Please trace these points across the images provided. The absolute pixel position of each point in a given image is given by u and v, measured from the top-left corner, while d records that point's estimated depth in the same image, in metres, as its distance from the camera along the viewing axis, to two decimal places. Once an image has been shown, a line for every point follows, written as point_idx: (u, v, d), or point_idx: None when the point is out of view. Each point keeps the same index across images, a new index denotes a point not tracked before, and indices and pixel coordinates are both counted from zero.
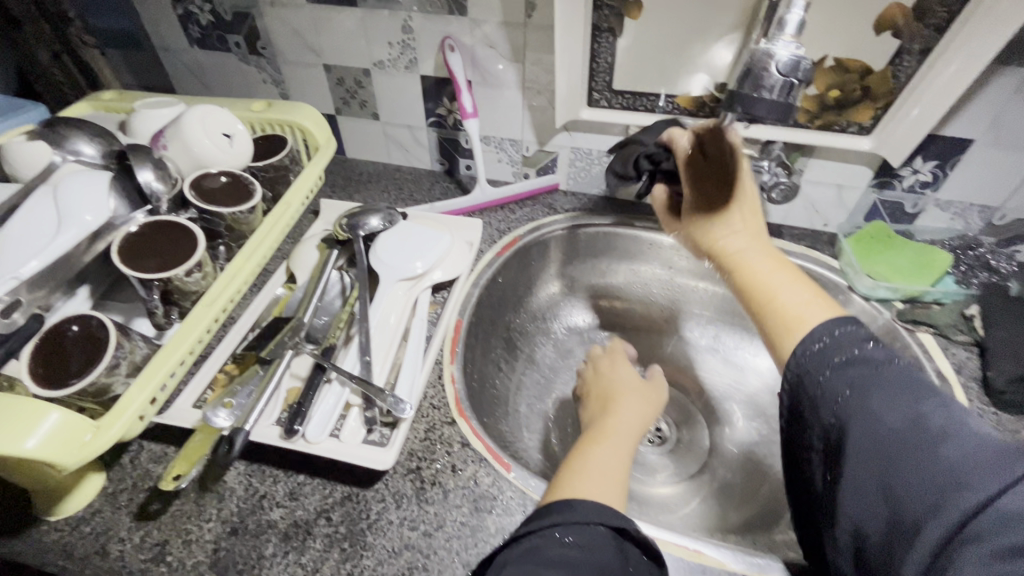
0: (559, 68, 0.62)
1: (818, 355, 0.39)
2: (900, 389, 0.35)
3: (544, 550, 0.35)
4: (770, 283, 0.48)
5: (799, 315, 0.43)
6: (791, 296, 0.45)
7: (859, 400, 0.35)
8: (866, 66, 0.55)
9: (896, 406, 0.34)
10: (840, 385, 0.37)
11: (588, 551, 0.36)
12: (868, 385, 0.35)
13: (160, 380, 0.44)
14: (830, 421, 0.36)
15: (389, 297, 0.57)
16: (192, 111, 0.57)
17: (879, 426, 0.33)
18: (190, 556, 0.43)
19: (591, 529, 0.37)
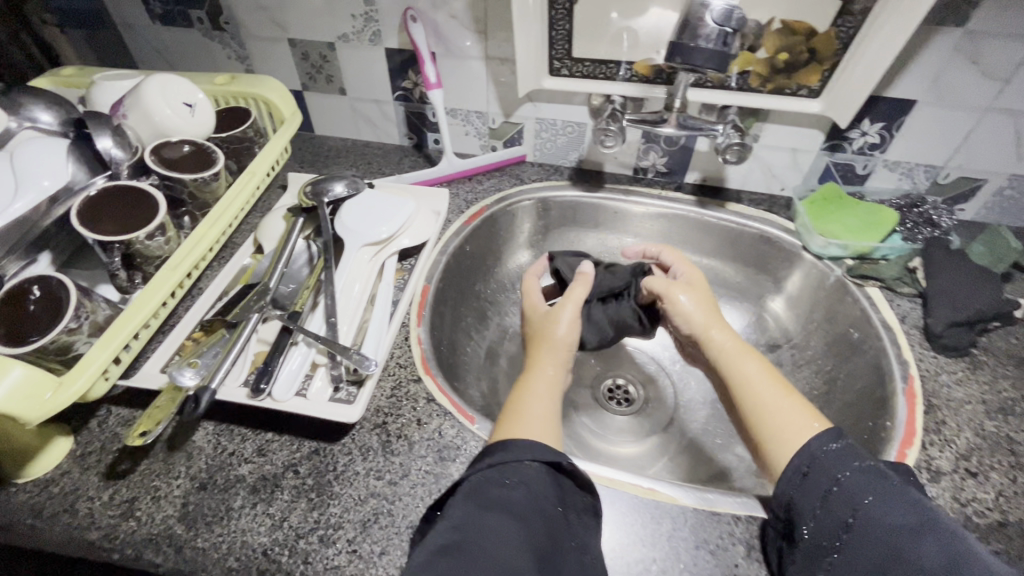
0: (518, 35, 0.63)
1: (837, 456, 0.39)
2: (913, 503, 0.35)
3: (485, 492, 0.37)
4: (762, 390, 0.47)
5: (789, 422, 0.44)
6: (775, 399, 0.46)
7: (878, 511, 0.36)
8: (811, 28, 0.57)
9: (909, 521, 0.34)
10: (861, 489, 0.37)
11: (520, 486, 0.38)
12: (881, 499, 0.36)
13: (124, 341, 0.45)
14: (841, 533, 0.36)
15: (354, 263, 0.59)
16: (149, 79, 0.56)
17: (896, 542, 0.33)
18: (159, 511, 0.44)
19: (518, 467, 0.39)
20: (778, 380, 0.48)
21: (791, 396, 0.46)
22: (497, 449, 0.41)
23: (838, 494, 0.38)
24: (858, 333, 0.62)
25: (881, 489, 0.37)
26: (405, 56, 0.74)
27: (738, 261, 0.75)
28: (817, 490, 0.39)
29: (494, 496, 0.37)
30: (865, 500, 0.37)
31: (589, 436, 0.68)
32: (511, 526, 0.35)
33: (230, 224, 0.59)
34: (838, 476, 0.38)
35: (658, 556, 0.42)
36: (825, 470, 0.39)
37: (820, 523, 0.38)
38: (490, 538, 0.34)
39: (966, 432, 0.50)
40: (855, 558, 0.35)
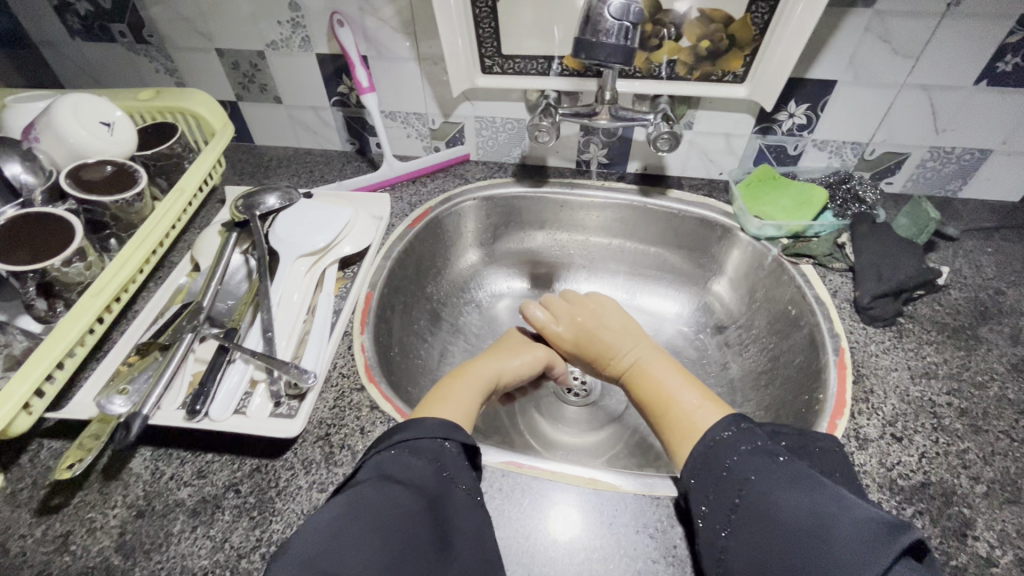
0: (444, 33, 0.63)
1: (728, 443, 0.43)
2: (795, 482, 0.38)
3: (390, 470, 0.41)
4: (668, 391, 0.52)
5: (687, 412, 0.48)
6: (688, 404, 0.49)
7: (762, 486, 0.39)
8: (728, 15, 0.59)
9: (790, 493, 0.37)
10: (745, 470, 0.40)
11: (418, 456, 0.42)
12: (765, 476, 0.39)
13: (43, 372, 0.44)
14: (734, 501, 0.39)
15: (290, 274, 0.58)
16: (63, 100, 0.55)
17: (778, 508, 0.37)
18: (95, 543, 0.43)
19: (421, 443, 0.43)
20: (683, 373, 0.54)
21: (691, 389, 0.51)
22: (409, 425, 0.44)
23: (727, 478, 0.41)
24: (795, 310, 0.63)
25: (762, 467, 0.40)
26: (338, 62, 0.74)
27: (682, 247, 0.77)
28: (711, 475, 0.42)
29: (394, 471, 0.40)
30: (750, 478, 0.39)
31: (545, 430, 0.69)
32: (408, 502, 0.38)
33: (161, 242, 0.57)
34: (728, 462, 0.41)
35: (599, 543, 0.44)
36: (715, 459, 0.42)
37: (712, 506, 0.40)
38: (390, 516, 0.37)
39: (892, 398, 0.52)
40: (748, 534, 0.38)
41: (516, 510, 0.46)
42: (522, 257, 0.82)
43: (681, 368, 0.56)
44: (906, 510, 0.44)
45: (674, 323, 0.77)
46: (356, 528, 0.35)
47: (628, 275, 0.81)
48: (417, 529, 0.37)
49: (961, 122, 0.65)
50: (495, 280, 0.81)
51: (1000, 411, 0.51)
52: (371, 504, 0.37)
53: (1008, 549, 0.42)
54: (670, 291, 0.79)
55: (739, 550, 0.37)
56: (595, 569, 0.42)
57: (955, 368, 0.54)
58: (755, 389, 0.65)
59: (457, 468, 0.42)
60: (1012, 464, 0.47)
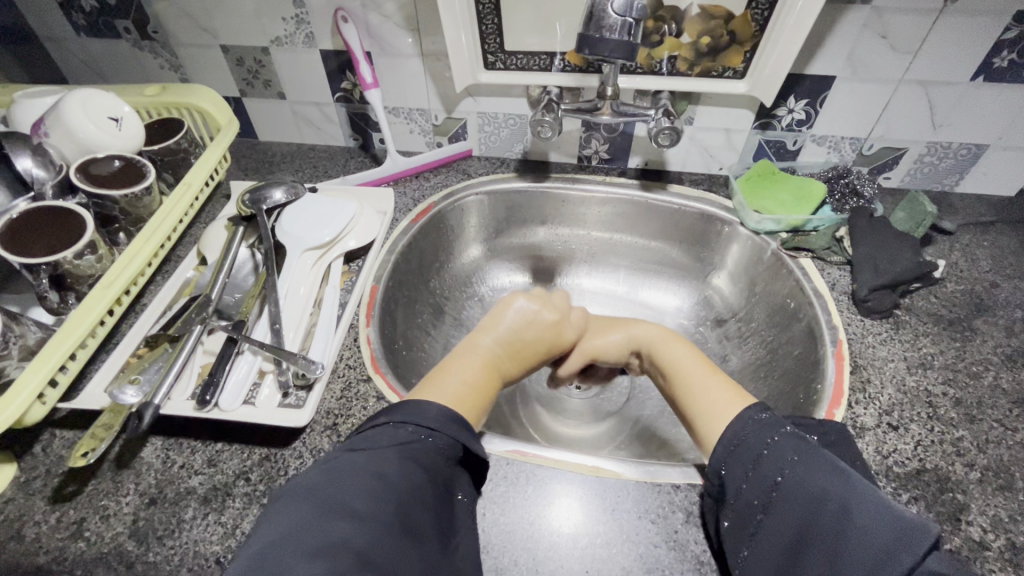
0: (447, 30, 0.64)
1: (764, 424, 0.43)
2: (835, 470, 0.38)
3: (418, 455, 0.40)
4: (697, 379, 0.52)
5: (719, 399, 0.48)
6: (717, 391, 0.49)
7: (803, 469, 0.39)
8: (728, 11, 0.60)
9: (831, 480, 0.37)
10: (785, 451, 0.40)
11: (443, 453, 0.42)
12: (808, 461, 0.39)
13: (57, 363, 0.45)
14: (773, 481, 0.39)
15: (297, 267, 0.59)
16: (72, 95, 0.55)
17: (816, 493, 0.37)
18: (109, 529, 0.44)
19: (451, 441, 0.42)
20: (705, 363, 0.55)
21: (717, 377, 0.52)
22: (409, 404, 0.43)
23: (766, 458, 0.40)
24: (794, 303, 0.64)
25: (804, 451, 0.40)
26: (341, 58, 0.74)
27: (682, 242, 0.78)
28: (748, 454, 0.41)
29: (420, 460, 0.40)
30: (791, 460, 0.39)
31: (547, 421, 0.70)
32: (427, 493, 0.38)
33: (169, 236, 0.58)
34: (768, 442, 0.41)
35: (603, 529, 0.45)
36: (753, 439, 0.42)
37: (748, 487, 0.40)
38: (408, 503, 0.37)
39: (888, 388, 0.53)
40: (783, 515, 0.38)
41: (519, 497, 0.47)
42: (524, 252, 0.82)
43: (701, 354, 0.57)
44: (901, 496, 0.45)
45: (674, 317, 0.78)
46: (373, 504, 0.35)
47: (629, 270, 0.82)
48: (420, 516, 0.37)
49: (958, 118, 0.66)
50: (498, 274, 0.82)
51: (994, 400, 0.52)
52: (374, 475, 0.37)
53: (1000, 533, 0.43)
54: (670, 285, 0.80)
55: (772, 529, 0.38)
56: (598, 554, 0.43)
57: (950, 359, 0.55)
58: (754, 381, 0.66)
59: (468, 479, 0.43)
60: (1006, 451, 0.48)
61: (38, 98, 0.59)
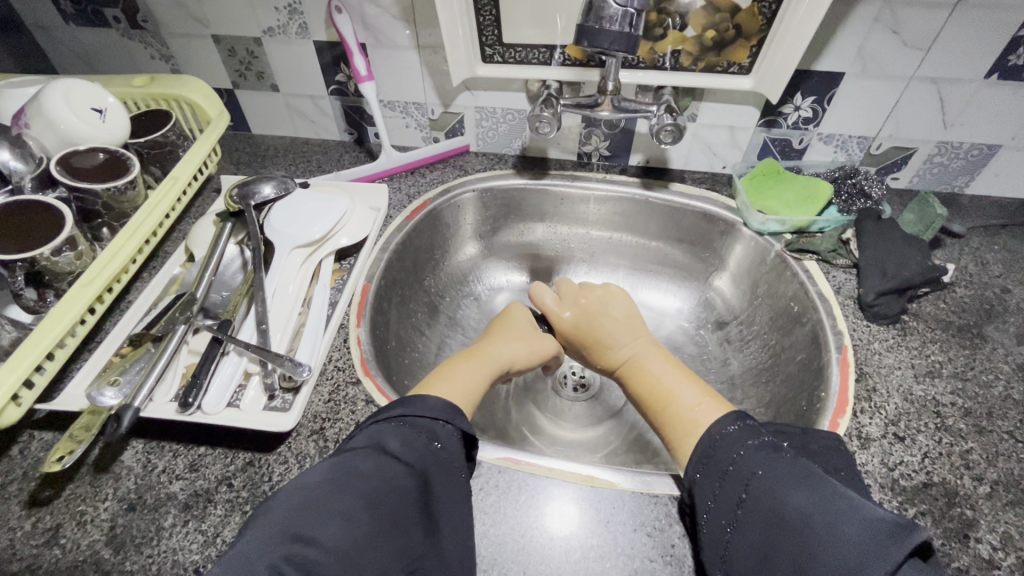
0: (443, 21, 0.62)
1: (732, 438, 0.42)
2: (803, 479, 0.37)
3: (388, 441, 0.40)
4: (668, 388, 0.51)
5: (691, 410, 0.47)
6: (688, 401, 0.48)
7: (770, 479, 0.38)
8: (734, 4, 0.58)
9: (801, 491, 0.36)
10: (751, 464, 0.39)
11: (415, 433, 0.41)
12: (775, 472, 0.38)
13: (32, 364, 0.43)
14: (740, 496, 0.38)
15: (285, 265, 0.58)
16: (54, 85, 0.53)
17: (785, 504, 0.36)
18: (85, 536, 0.43)
19: (421, 421, 0.42)
20: (683, 370, 0.53)
21: (691, 382, 0.51)
22: (408, 401, 0.44)
23: (733, 473, 0.40)
24: (798, 306, 0.62)
25: (770, 462, 0.39)
26: (335, 49, 0.72)
27: (684, 242, 0.76)
28: (716, 469, 0.41)
29: (391, 445, 0.40)
30: (757, 473, 0.39)
31: (543, 425, 0.68)
32: (401, 478, 0.37)
33: (154, 232, 0.57)
34: (735, 456, 0.41)
35: (597, 542, 0.43)
36: (721, 454, 0.41)
37: (717, 504, 0.39)
38: (378, 490, 0.36)
39: (895, 397, 0.51)
40: (752, 529, 0.37)
41: (511, 506, 0.45)
42: (521, 250, 0.81)
43: (679, 362, 0.55)
44: (907, 512, 0.43)
45: (674, 319, 0.76)
46: (338, 496, 0.35)
47: (629, 270, 0.80)
48: (400, 508, 0.36)
49: (970, 117, 0.63)
50: (494, 273, 0.80)
51: (1004, 411, 0.50)
52: (352, 473, 0.37)
53: (1010, 551, 0.41)
54: (671, 286, 0.78)
55: (741, 546, 0.37)
56: (592, 567, 0.42)
57: (959, 368, 0.53)
58: (756, 386, 0.64)
59: (452, 448, 0.41)
60: (1016, 465, 0.46)
61: (20, 88, 0.57)
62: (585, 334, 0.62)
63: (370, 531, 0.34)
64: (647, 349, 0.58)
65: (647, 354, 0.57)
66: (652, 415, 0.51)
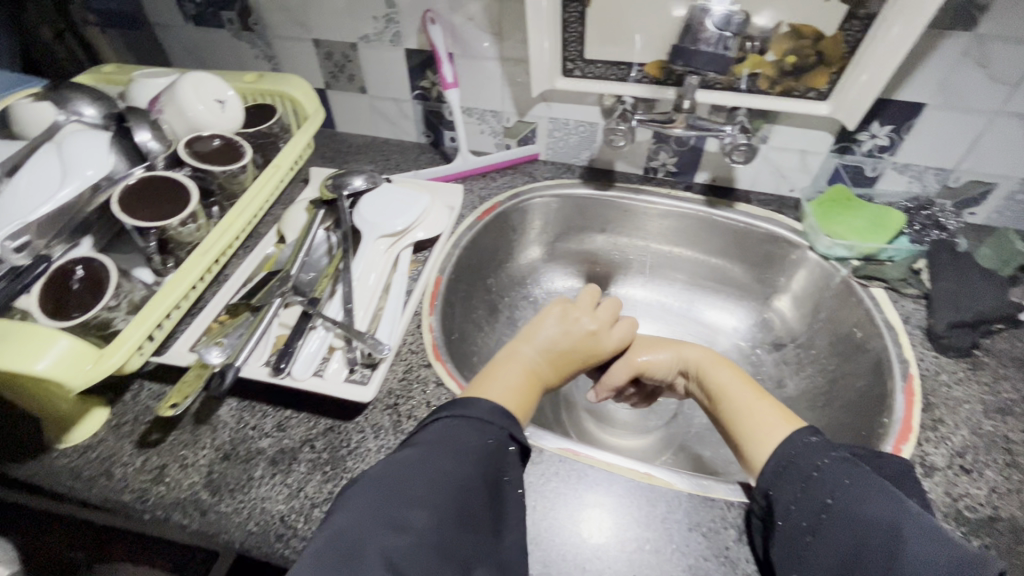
0: (532, 36, 0.66)
1: (814, 448, 0.43)
2: (888, 494, 0.37)
3: (463, 442, 0.40)
4: (748, 403, 0.50)
5: (767, 425, 0.47)
6: (771, 419, 0.47)
7: (857, 490, 0.38)
8: (819, 32, 0.59)
9: (887, 506, 0.36)
10: (838, 474, 0.40)
11: (485, 436, 0.41)
12: (863, 483, 0.39)
13: (157, 319, 0.49)
14: (825, 501, 0.39)
15: (370, 252, 0.62)
16: (186, 78, 0.60)
17: (870, 515, 0.36)
18: (186, 478, 0.47)
19: (489, 425, 0.42)
20: (752, 386, 0.52)
21: (765, 400, 0.50)
22: (455, 405, 0.44)
23: (816, 480, 0.40)
24: (861, 333, 0.63)
25: (858, 474, 0.39)
26: (424, 57, 0.77)
27: (745, 262, 0.77)
28: (798, 475, 0.41)
29: (463, 445, 0.40)
30: (843, 482, 0.39)
31: (593, 428, 0.71)
32: (476, 480, 0.38)
33: (255, 215, 0.62)
34: (818, 464, 0.41)
35: (652, 536, 0.45)
36: (803, 461, 0.42)
37: (798, 508, 0.40)
38: (456, 492, 0.37)
39: (963, 430, 0.51)
40: (835, 535, 0.37)
41: (569, 494, 0.47)
42: (581, 258, 0.84)
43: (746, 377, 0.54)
44: (972, 542, 0.43)
45: (727, 337, 0.78)
46: (422, 493, 0.36)
47: (685, 284, 0.82)
48: (477, 511, 0.38)
49: None
50: (554, 278, 0.83)
51: None
52: (439, 469, 0.38)
53: None
54: (728, 304, 0.80)
55: (819, 551, 0.37)
56: (646, 560, 0.44)
57: None
58: (812, 410, 0.64)
59: (516, 457, 0.42)
60: None
61: (155, 78, 0.64)
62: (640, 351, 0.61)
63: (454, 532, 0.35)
64: (697, 354, 0.58)
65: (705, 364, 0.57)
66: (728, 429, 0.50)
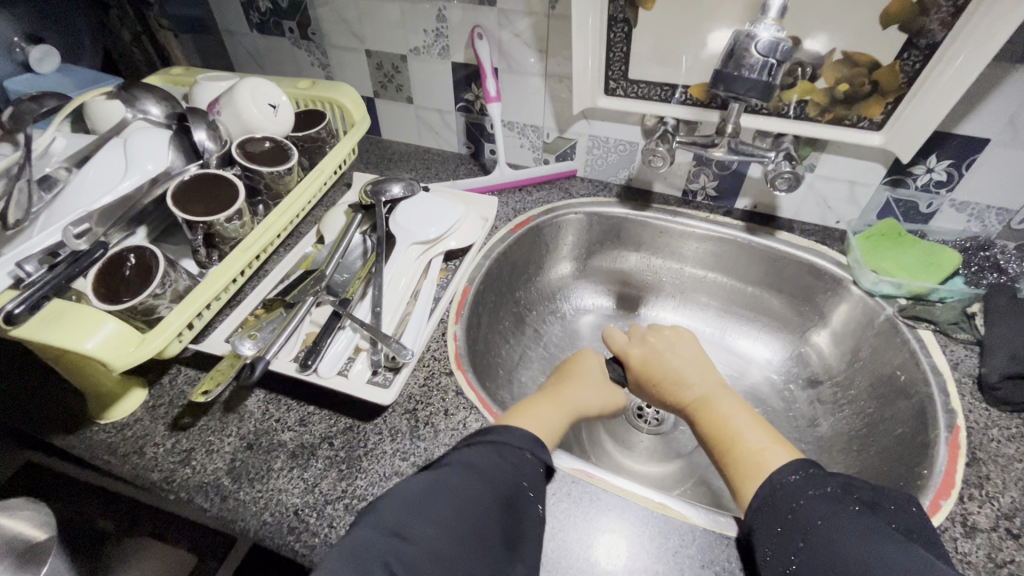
0: (576, 55, 0.66)
1: (804, 486, 0.41)
2: (864, 531, 0.36)
3: (479, 462, 0.41)
4: (739, 432, 0.49)
5: (758, 455, 0.46)
6: (756, 445, 0.47)
7: (830, 530, 0.37)
8: (875, 60, 0.57)
9: (860, 545, 0.35)
10: (813, 515, 0.39)
11: (503, 459, 0.42)
12: (835, 521, 0.37)
13: (197, 309, 0.51)
14: (800, 544, 0.38)
15: (403, 258, 0.64)
16: (244, 82, 0.64)
17: (841, 557, 0.35)
18: (211, 463, 0.49)
19: (509, 448, 0.43)
20: (753, 418, 0.51)
21: (763, 431, 0.49)
22: (498, 429, 0.45)
23: (791, 521, 0.39)
24: (904, 376, 0.59)
25: (833, 514, 0.38)
26: (470, 70, 0.79)
27: (784, 292, 0.74)
28: (776, 518, 0.40)
29: (481, 466, 0.41)
30: (817, 523, 0.38)
31: (612, 452, 0.69)
32: (488, 496, 0.39)
33: (297, 216, 0.65)
34: (795, 505, 0.40)
35: (661, 569, 0.43)
36: (780, 501, 0.41)
37: (777, 548, 0.39)
38: (469, 508, 0.37)
39: (1012, 490, 0.47)
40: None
41: (579, 516, 0.46)
42: (612, 277, 0.83)
43: (748, 408, 0.53)
44: None
45: (761, 369, 0.75)
46: (434, 509, 0.37)
47: (720, 311, 0.79)
48: (491, 528, 0.37)
49: None
50: (584, 295, 0.82)
51: None
52: (454, 487, 0.38)
53: None
54: (762, 335, 0.77)
55: None
56: None
57: None
58: (847, 453, 0.61)
59: (535, 480, 0.42)
60: None
61: (216, 81, 0.68)
62: (652, 372, 0.59)
63: (466, 545, 0.35)
64: (709, 382, 0.56)
65: (708, 388, 0.55)
66: (719, 458, 0.49)
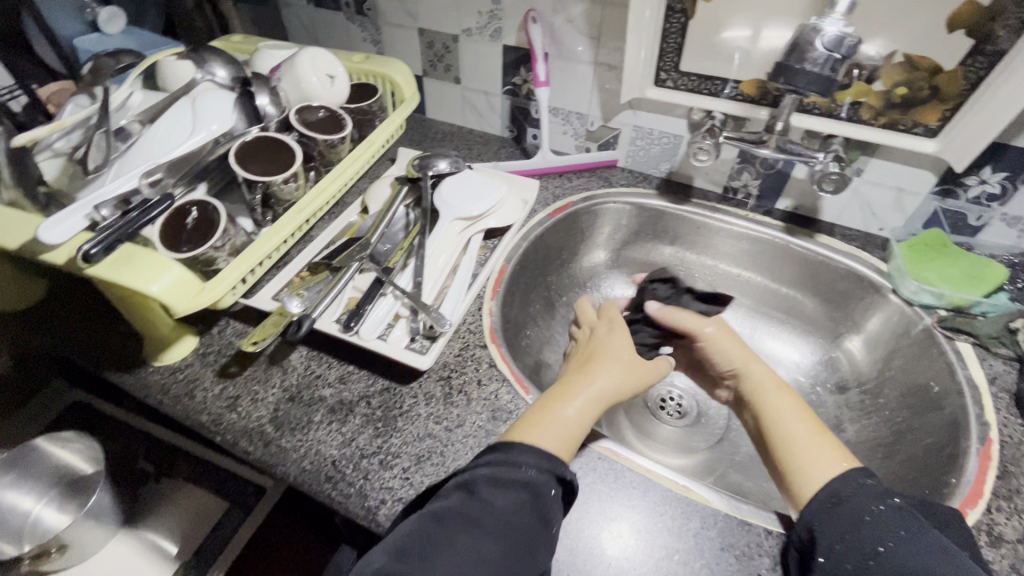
0: (629, 42, 0.66)
1: (852, 489, 0.41)
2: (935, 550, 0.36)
3: (503, 471, 0.41)
4: (795, 431, 0.48)
5: (816, 455, 0.45)
6: (816, 449, 0.46)
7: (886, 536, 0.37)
8: (936, 65, 0.56)
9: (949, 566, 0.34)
10: (886, 527, 0.38)
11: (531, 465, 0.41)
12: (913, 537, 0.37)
13: (251, 265, 0.54)
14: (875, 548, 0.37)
15: (445, 232, 0.66)
16: (305, 52, 0.66)
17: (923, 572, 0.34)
18: (255, 410, 0.52)
19: (537, 453, 0.42)
20: (811, 419, 0.49)
21: (823, 436, 0.47)
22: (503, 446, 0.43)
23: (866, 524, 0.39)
24: (938, 387, 0.59)
25: (904, 525, 0.38)
26: (520, 53, 0.80)
27: (818, 295, 0.74)
28: (836, 517, 0.40)
29: (505, 475, 0.41)
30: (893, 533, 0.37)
31: (633, 439, 0.70)
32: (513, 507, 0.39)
33: (346, 184, 0.67)
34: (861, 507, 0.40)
35: (681, 547, 0.45)
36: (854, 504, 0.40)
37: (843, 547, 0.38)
38: (492, 522, 0.37)
39: None
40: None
41: (603, 492, 0.48)
42: (645, 269, 0.83)
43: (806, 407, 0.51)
44: None
45: (787, 371, 0.75)
46: (457, 525, 0.37)
47: (751, 310, 0.79)
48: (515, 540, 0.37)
49: None
50: (616, 286, 0.83)
51: None
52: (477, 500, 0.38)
53: None
54: (792, 337, 0.77)
55: None
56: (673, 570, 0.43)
57: None
58: (872, 459, 0.61)
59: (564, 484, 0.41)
60: None
61: (277, 50, 0.71)
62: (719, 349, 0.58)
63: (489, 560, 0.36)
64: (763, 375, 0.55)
65: (762, 380, 0.55)
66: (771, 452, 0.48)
